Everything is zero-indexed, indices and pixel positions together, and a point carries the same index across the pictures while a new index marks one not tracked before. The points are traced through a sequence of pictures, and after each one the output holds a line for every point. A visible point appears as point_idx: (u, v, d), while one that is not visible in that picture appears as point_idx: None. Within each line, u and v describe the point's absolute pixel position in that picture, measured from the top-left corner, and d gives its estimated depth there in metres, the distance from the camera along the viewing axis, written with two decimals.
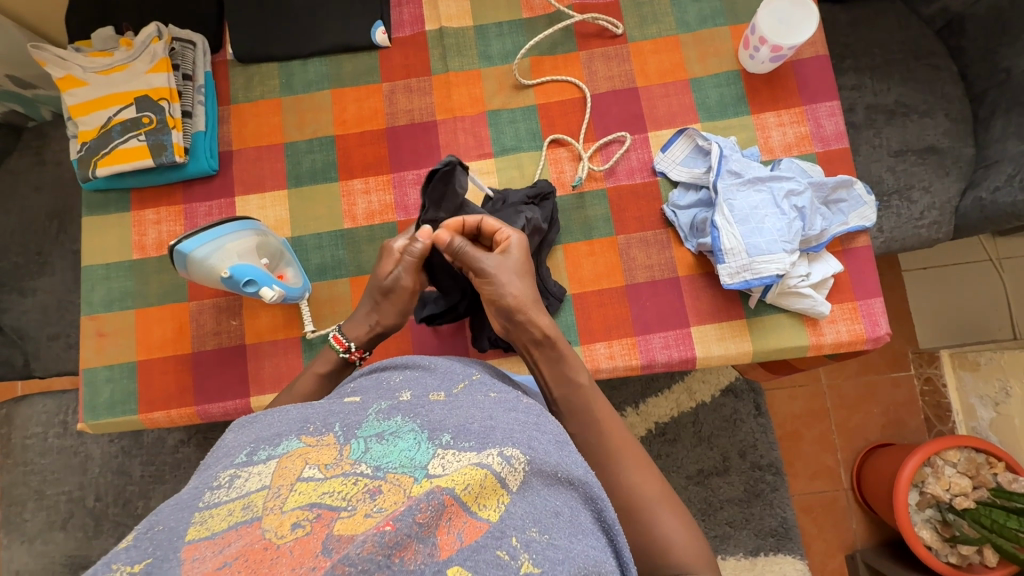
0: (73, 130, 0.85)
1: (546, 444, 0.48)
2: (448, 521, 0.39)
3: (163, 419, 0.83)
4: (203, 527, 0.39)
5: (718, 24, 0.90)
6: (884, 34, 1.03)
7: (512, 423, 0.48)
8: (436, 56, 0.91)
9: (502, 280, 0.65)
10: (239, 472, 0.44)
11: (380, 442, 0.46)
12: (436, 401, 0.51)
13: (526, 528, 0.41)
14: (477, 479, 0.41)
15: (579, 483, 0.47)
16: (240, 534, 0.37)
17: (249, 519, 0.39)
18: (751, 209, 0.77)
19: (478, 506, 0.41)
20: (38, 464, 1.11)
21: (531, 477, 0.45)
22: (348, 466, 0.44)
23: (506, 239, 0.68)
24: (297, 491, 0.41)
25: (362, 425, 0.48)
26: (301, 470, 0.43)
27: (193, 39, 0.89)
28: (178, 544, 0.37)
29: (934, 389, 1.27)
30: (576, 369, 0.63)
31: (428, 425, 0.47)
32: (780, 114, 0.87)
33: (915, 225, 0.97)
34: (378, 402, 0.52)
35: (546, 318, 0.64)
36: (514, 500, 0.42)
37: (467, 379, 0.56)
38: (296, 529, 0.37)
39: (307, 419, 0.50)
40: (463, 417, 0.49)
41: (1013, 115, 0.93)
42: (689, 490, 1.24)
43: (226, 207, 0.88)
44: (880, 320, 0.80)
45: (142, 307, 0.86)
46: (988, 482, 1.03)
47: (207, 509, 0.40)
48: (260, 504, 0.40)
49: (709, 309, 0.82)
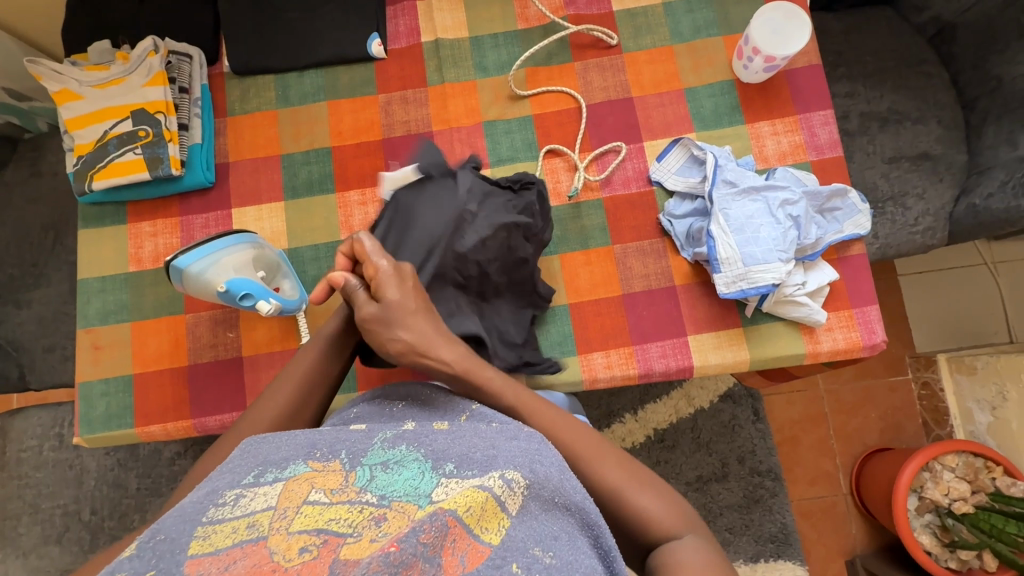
0: (69, 143, 0.85)
1: (548, 467, 0.48)
2: (453, 543, 0.39)
3: (159, 433, 0.83)
4: (207, 542, 0.38)
5: (711, 34, 0.91)
6: (876, 42, 1.04)
7: (515, 450, 0.49)
8: (432, 67, 0.92)
9: (393, 329, 0.59)
10: (244, 492, 0.44)
11: (385, 470, 0.46)
12: (440, 430, 0.52)
13: (529, 549, 0.41)
14: (478, 501, 0.42)
15: (575, 509, 0.47)
16: (246, 553, 0.37)
17: (255, 538, 0.38)
18: (746, 219, 0.78)
19: (481, 529, 0.41)
20: (33, 478, 1.13)
21: (530, 501, 0.45)
22: (354, 494, 0.44)
23: (376, 272, 0.60)
24: (304, 515, 0.41)
25: (367, 452, 0.48)
26: (307, 494, 0.43)
27: (190, 52, 0.89)
28: (181, 558, 0.37)
29: (931, 394, 1.27)
30: (502, 389, 0.59)
31: (432, 454, 0.48)
32: (774, 124, 0.87)
33: (910, 231, 0.98)
34: (383, 430, 0.51)
35: (448, 353, 0.59)
36: (514, 524, 0.43)
37: (470, 409, 0.57)
38: (303, 554, 0.37)
39: (314, 444, 0.50)
40: (466, 445, 0.49)
41: (1005, 121, 0.94)
42: (689, 496, 1.24)
43: (222, 219, 0.88)
44: (875, 328, 0.80)
45: (138, 320, 0.86)
46: (987, 487, 1.04)
47: (211, 525, 0.40)
48: (265, 524, 0.40)
49: (706, 318, 0.82)
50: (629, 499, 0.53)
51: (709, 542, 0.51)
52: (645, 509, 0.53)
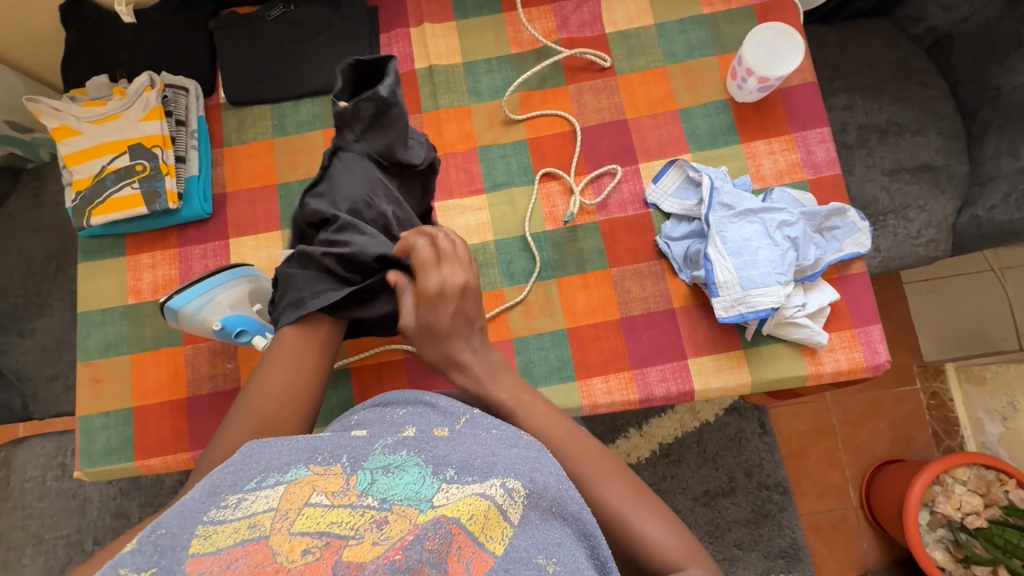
0: (67, 178, 0.86)
1: (547, 476, 0.47)
2: (457, 550, 0.39)
3: (159, 465, 0.82)
4: (207, 542, 0.39)
5: (706, 54, 0.91)
6: (873, 55, 1.04)
7: (515, 458, 0.48)
8: (426, 93, 0.92)
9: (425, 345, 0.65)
10: (246, 495, 0.43)
11: (386, 474, 0.45)
12: (440, 437, 0.50)
13: (532, 560, 0.41)
14: (481, 509, 0.42)
15: (573, 519, 0.46)
16: (248, 551, 0.38)
17: (257, 538, 0.39)
18: (744, 241, 0.77)
19: (484, 537, 0.41)
20: (37, 507, 1.14)
21: (530, 511, 0.44)
22: (355, 497, 0.43)
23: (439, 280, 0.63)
24: (305, 516, 0.41)
25: (368, 457, 0.47)
26: (309, 496, 0.43)
27: (186, 85, 0.90)
28: (183, 556, 0.38)
29: (940, 404, 1.25)
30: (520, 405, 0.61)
31: (433, 459, 0.47)
32: (770, 143, 0.87)
33: (912, 244, 0.97)
34: (383, 437, 0.50)
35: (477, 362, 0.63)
36: (517, 533, 0.42)
37: (469, 412, 0.54)
38: (305, 555, 0.38)
39: (315, 448, 0.48)
40: (467, 451, 0.48)
41: (1006, 131, 0.93)
42: (696, 512, 1.22)
43: (220, 249, 0.88)
44: (879, 347, 0.79)
45: (138, 352, 0.86)
46: (1001, 500, 1.01)
47: (211, 525, 0.40)
48: (267, 524, 0.40)
49: (706, 341, 0.81)
50: (637, 526, 0.54)
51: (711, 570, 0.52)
52: (652, 535, 0.53)
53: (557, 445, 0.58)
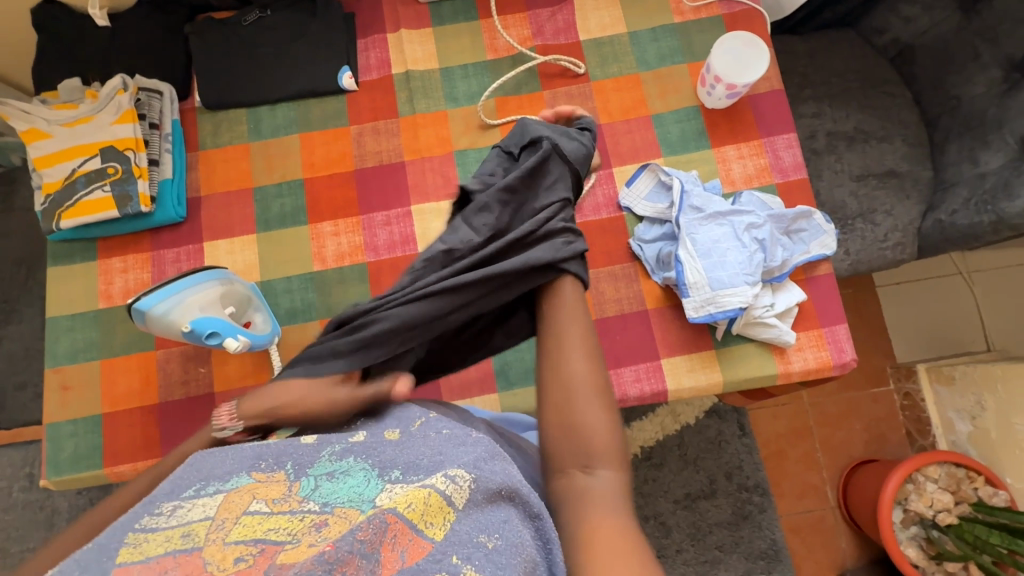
0: (37, 181, 0.85)
1: (495, 465, 0.48)
2: (393, 539, 0.40)
3: (128, 473, 0.81)
4: (137, 551, 0.37)
5: (677, 62, 0.93)
6: (839, 65, 1.07)
7: (463, 454, 0.48)
8: (403, 99, 0.93)
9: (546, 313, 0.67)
10: (182, 503, 0.42)
11: (330, 479, 0.45)
12: (390, 440, 0.50)
13: (473, 539, 0.41)
14: (421, 497, 0.42)
15: (520, 499, 0.46)
16: (178, 563, 0.36)
17: (189, 548, 0.37)
18: (713, 243, 0.79)
19: (424, 524, 0.41)
20: (2, 520, 1.10)
21: (477, 493, 0.45)
22: (296, 502, 0.43)
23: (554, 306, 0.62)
24: (242, 524, 0.40)
25: (313, 463, 0.47)
26: (248, 504, 0.42)
27: (160, 88, 0.89)
28: (108, 566, 0.36)
29: (912, 404, 1.28)
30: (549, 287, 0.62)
31: (379, 463, 0.47)
32: (739, 148, 0.89)
33: (880, 247, 0.99)
34: (332, 442, 0.50)
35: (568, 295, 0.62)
36: (460, 518, 0.43)
37: (425, 415, 0.54)
38: (238, 563, 0.37)
39: (260, 454, 0.48)
40: (414, 454, 0.48)
41: (965, 139, 0.96)
42: (677, 514, 1.23)
43: (194, 253, 0.88)
44: (845, 346, 0.81)
45: (108, 357, 0.85)
46: (970, 497, 1.04)
47: (143, 534, 0.39)
48: (202, 534, 0.39)
49: (679, 341, 0.83)
50: (580, 413, 0.54)
51: (618, 484, 0.52)
52: (590, 424, 0.54)
53: (552, 320, 0.60)
